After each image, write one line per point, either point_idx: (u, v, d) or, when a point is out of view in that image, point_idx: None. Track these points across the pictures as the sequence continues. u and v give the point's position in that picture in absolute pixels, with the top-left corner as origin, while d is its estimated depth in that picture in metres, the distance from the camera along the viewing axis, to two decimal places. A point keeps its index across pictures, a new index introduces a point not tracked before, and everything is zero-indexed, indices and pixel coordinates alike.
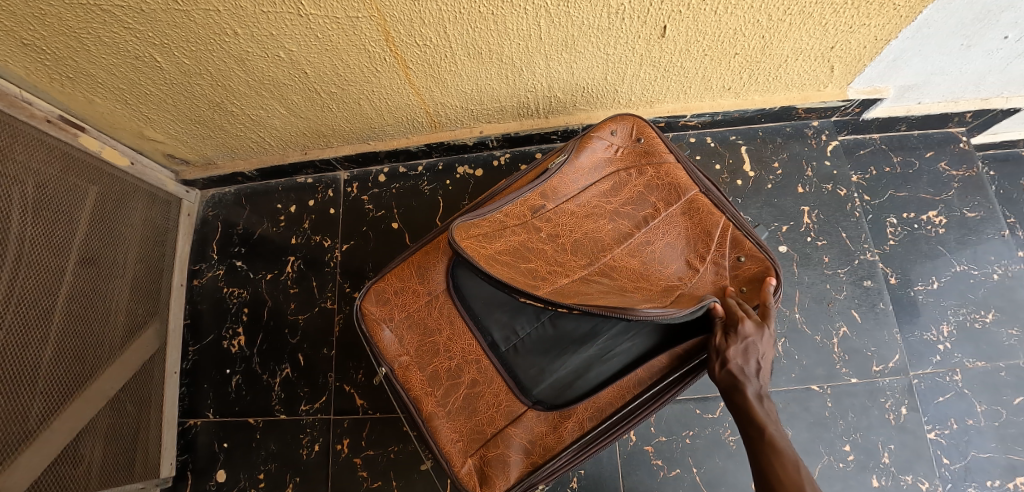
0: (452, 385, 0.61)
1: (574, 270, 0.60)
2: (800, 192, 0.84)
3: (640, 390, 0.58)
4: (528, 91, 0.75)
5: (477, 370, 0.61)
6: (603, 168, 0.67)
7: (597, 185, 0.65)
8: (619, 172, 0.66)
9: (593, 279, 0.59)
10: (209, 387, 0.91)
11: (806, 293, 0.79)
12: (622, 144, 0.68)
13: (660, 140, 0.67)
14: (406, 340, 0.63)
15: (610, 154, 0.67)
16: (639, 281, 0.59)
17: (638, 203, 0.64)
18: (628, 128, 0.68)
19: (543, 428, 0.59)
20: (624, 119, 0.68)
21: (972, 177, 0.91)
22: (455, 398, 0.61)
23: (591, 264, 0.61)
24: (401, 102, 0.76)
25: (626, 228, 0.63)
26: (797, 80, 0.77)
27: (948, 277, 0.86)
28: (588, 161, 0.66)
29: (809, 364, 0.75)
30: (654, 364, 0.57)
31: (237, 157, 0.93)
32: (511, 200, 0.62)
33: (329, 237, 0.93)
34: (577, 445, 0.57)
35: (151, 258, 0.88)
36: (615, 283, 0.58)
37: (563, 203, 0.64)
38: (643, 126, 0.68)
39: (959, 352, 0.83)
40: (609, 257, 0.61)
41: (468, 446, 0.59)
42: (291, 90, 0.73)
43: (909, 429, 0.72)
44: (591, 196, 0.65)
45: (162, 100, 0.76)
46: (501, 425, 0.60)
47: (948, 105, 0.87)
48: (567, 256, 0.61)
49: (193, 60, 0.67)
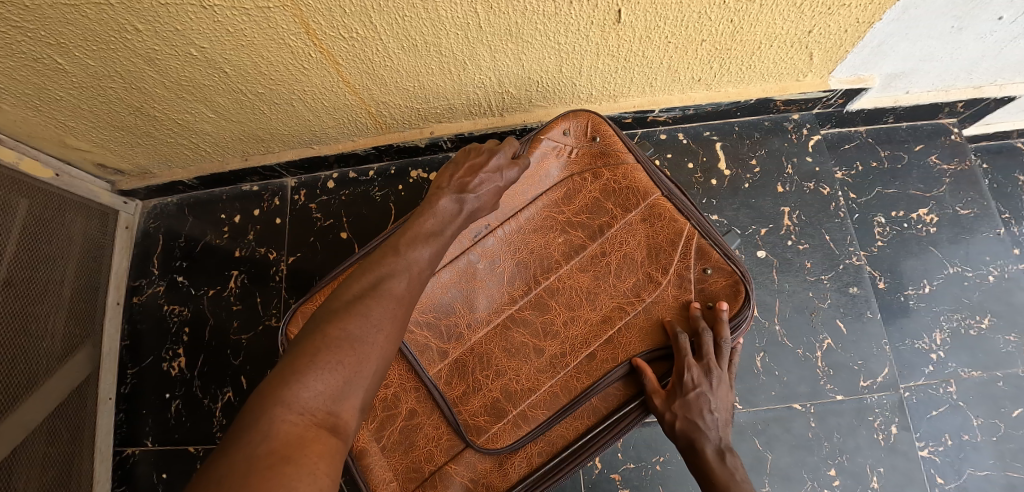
0: (388, 416, 0.54)
1: (501, 308, 0.57)
2: (780, 191, 0.78)
3: (594, 421, 0.55)
4: (476, 87, 0.68)
5: (415, 400, 0.55)
6: (556, 173, 0.61)
7: (549, 193, 0.60)
8: (574, 176, 0.60)
9: (520, 317, 0.57)
10: (148, 412, 0.84)
11: (786, 302, 0.72)
12: (577, 143, 0.61)
13: (618, 138, 0.61)
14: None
15: (564, 156, 0.61)
16: (573, 313, 0.57)
17: (593, 210, 0.59)
18: (582, 125, 0.62)
19: (487, 466, 0.55)
20: (577, 115, 0.62)
21: (965, 171, 0.85)
22: (389, 433, 0.54)
23: (528, 292, 0.57)
24: (339, 102, 0.69)
25: (579, 239, 0.59)
26: (773, 69, 0.70)
27: (941, 280, 0.80)
28: (539, 165, 0.60)
29: (791, 380, 0.69)
30: (610, 392, 0.55)
31: (173, 165, 0.86)
32: None
33: (274, 249, 0.86)
34: (523, 485, 0.54)
35: (84, 276, 0.81)
36: (541, 324, 0.57)
37: (512, 216, 0.59)
38: (599, 122, 0.62)
39: (953, 362, 0.76)
40: (553, 277, 0.58)
41: (403, 486, 0.54)
42: (214, 92, 0.66)
43: (900, 451, 0.66)
44: (541, 207, 0.60)
45: (77, 105, 0.67)
46: (440, 461, 0.54)
47: (938, 94, 0.81)
48: (499, 289, 0.57)
49: (98, 62, 0.59)
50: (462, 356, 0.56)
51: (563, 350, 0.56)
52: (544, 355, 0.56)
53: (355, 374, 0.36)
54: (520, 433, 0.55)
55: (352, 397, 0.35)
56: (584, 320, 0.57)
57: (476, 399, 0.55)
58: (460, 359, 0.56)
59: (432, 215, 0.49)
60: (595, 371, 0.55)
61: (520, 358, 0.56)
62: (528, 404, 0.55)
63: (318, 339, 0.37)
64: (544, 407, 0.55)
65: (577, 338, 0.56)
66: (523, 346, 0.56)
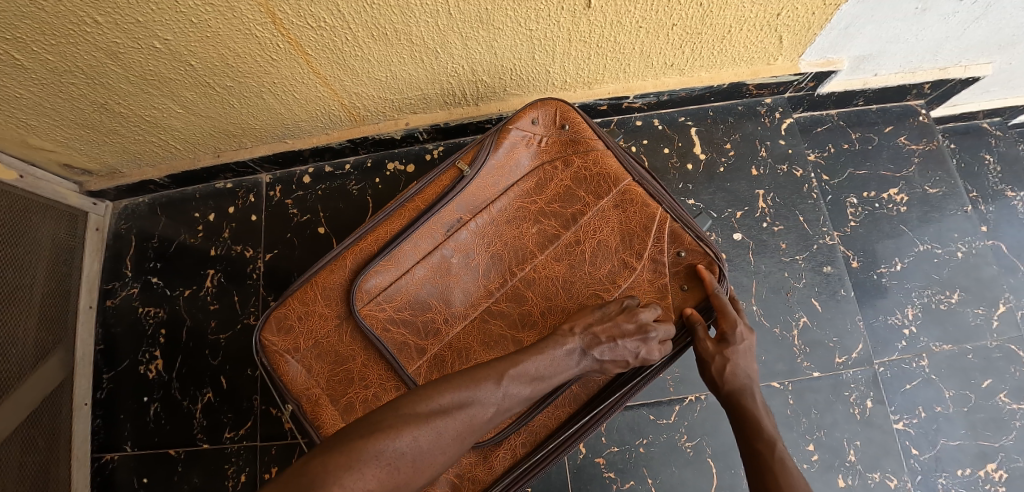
0: None
1: (477, 302, 0.57)
2: (755, 174, 0.79)
3: (574, 408, 0.56)
4: (449, 75, 0.68)
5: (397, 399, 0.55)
6: (527, 162, 0.61)
7: (521, 183, 0.60)
8: (545, 165, 0.61)
9: (497, 309, 0.57)
10: (126, 417, 0.82)
11: (763, 283, 0.73)
12: (546, 132, 0.62)
13: (587, 125, 0.61)
14: (315, 371, 0.56)
15: (534, 145, 0.61)
16: (550, 303, 0.57)
17: (566, 199, 0.59)
18: (551, 113, 0.62)
19: (472, 460, 0.54)
20: (546, 104, 0.62)
21: (933, 150, 0.87)
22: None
23: (504, 285, 0.58)
24: (311, 94, 0.69)
25: (553, 228, 0.59)
26: (744, 53, 0.71)
27: (912, 258, 0.82)
28: (509, 156, 0.60)
29: (769, 359, 0.70)
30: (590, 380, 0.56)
31: (144, 163, 0.84)
32: (420, 222, 0.57)
33: (251, 246, 0.85)
34: (509, 477, 0.54)
35: (55, 280, 0.79)
36: (518, 315, 0.57)
37: (484, 208, 0.59)
38: (568, 110, 0.62)
39: (925, 336, 0.78)
40: (529, 268, 0.58)
41: None
42: (181, 86, 0.64)
43: (875, 424, 0.67)
44: (514, 198, 0.60)
45: (38, 103, 0.64)
46: None
47: (905, 76, 0.83)
48: (474, 283, 0.57)
49: (57, 57, 0.57)
50: (441, 351, 0.56)
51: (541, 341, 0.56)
52: (522, 346, 0.56)
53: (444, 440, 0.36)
54: (501, 425, 0.55)
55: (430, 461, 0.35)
56: (561, 309, 0.57)
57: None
58: (438, 354, 0.56)
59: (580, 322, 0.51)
60: None
61: (499, 349, 0.56)
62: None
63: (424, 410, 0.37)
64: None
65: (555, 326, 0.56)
66: (500, 338, 0.56)
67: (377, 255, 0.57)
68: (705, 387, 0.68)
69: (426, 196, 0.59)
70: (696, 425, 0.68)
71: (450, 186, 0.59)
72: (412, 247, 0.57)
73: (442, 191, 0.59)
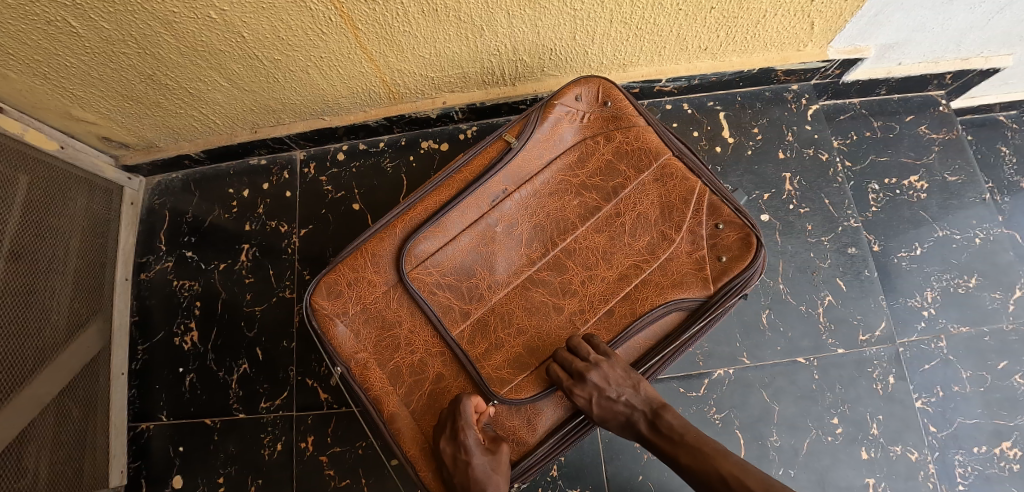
0: (416, 381, 0.57)
1: (520, 270, 0.59)
2: (781, 158, 0.81)
3: None
4: (491, 54, 0.70)
5: (442, 364, 0.57)
6: (570, 137, 0.63)
7: (563, 157, 0.62)
8: (587, 139, 0.63)
9: (539, 277, 0.59)
10: (161, 387, 0.84)
11: (790, 263, 0.75)
12: (589, 108, 0.64)
13: (628, 102, 0.64)
14: (363, 336, 0.57)
15: (577, 120, 0.64)
16: (590, 272, 0.59)
17: (608, 172, 0.62)
18: (594, 90, 0.64)
19: (516, 421, 0.56)
20: (589, 81, 0.64)
21: (952, 140, 0.90)
22: (419, 397, 0.56)
23: (547, 254, 0.59)
24: (355, 70, 0.70)
25: (594, 201, 0.61)
26: (776, 39, 0.73)
27: (931, 243, 0.84)
28: (553, 130, 0.63)
29: (795, 336, 0.72)
30: (630, 347, 0.58)
31: (181, 138, 0.85)
32: (467, 193, 0.60)
33: (285, 222, 0.87)
34: (553, 437, 0.56)
35: (93, 251, 0.80)
36: (559, 283, 0.59)
37: (528, 180, 0.61)
38: (610, 87, 0.64)
39: (943, 318, 0.81)
40: (570, 239, 0.60)
41: None
42: (228, 59, 0.66)
43: (897, 399, 0.70)
44: (556, 171, 0.62)
45: (87, 73, 0.66)
46: None
47: (929, 66, 0.85)
48: (517, 251, 0.59)
49: (113, 25, 0.58)
50: (484, 315, 0.58)
51: (581, 308, 0.58)
52: (562, 312, 0.58)
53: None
54: (544, 387, 0.56)
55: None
56: (601, 278, 0.59)
57: (498, 354, 0.57)
58: (482, 318, 0.58)
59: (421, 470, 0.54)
60: (614, 326, 0.58)
61: (540, 315, 0.58)
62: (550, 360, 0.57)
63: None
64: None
65: (596, 294, 0.58)
66: (542, 305, 0.58)
67: (425, 224, 0.59)
68: (733, 361, 0.71)
69: (473, 167, 0.62)
70: (725, 398, 0.70)
71: (497, 158, 0.61)
72: (459, 215, 0.60)
73: (489, 163, 0.62)
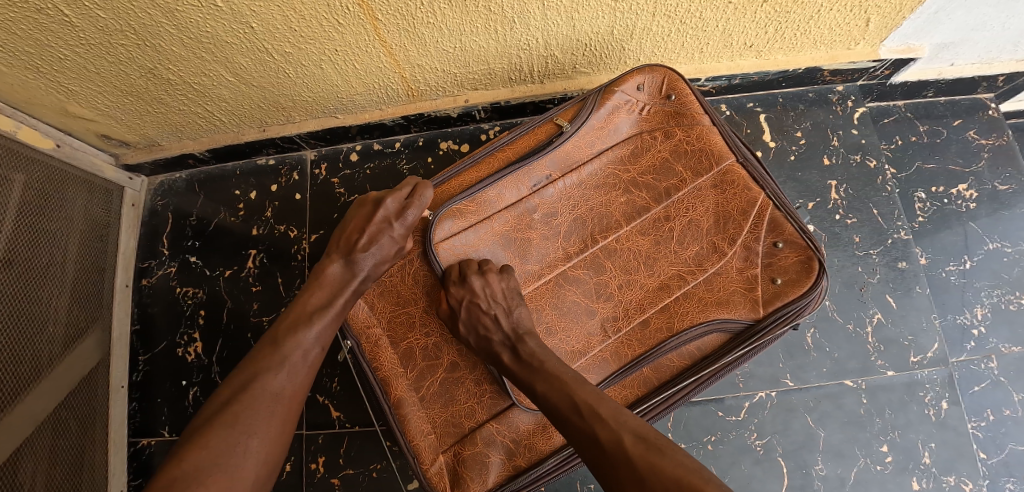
0: (429, 367, 0.55)
1: (553, 263, 0.58)
2: (826, 164, 0.76)
3: (646, 389, 0.57)
4: (520, 49, 0.64)
5: (457, 353, 0.56)
6: (626, 128, 0.61)
7: (615, 150, 0.60)
8: (643, 133, 0.61)
9: (574, 275, 0.58)
10: (163, 401, 0.80)
11: (835, 278, 0.71)
12: (650, 100, 0.61)
13: (694, 97, 0.60)
14: (378, 309, 0.56)
15: (636, 112, 0.61)
16: (629, 277, 0.58)
17: (662, 171, 0.60)
18: (658, 80, 0.61)
19: (531, 427, 0.55)
20: (654, 70, 0.61)
21: (1003, 146, 0.84)
22: (430, 384, 0.55)
23: (584, 250, 0.58)
24: (372, 65, 0.65)
25: (643, 200, 0.59)
26: (826, 36, 0.67)
27: (981, 256, 0.79)
28: (610, 118, 0.60)
29: (842, 356, 0.67)
30: (662, 363, 0.57)
31: (185, 136, 0.81)
32: (506, 174, 0.57)
33: (295, 227, 0.82)
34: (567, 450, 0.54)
35: (93, 256, 0.76)
36: (594, 284, 0.58)
37: (575, 169, 0.59)
38: (675, 79, 0.60)
39: (994, 338, 0.76)
40: (611, 238, 0.58)
41: (442, 440, 0.54)
42: (236, 51, 0.60)
43: (950, 426, 0.65)
44: (606, 163, 0.60)
45: (83, 67, 0.61)
46: (481, 418, 0.54)
47: (982, 67, 0.79)
48: (553, 244, 0.58)
49: (110, 14, 0.52)
50: None
51: (616, 314, 0.57)
52: (596, 316, 0.57)
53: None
54: None
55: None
56: (640, 285, 0.58)
57: None
58: None
59: (318, 289, 0.51)
60: (648, 339, 0.57)
61: (573, 317, 0.57)
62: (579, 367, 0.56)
63: (180, 466, 0.38)
64: (593, 372, 0.56)
65: (632, 301, 0.58)
66: (573, 305, 0.57)
67: (456, 196, 0.56)
68: (776, 384, 0.66)
69: (517, 148, 0.58)
70: (767, 424, 0.65)
71: (547, 140, 0.58)
72: (496, 195, 0.57)
73: (537, 144, 0.58)
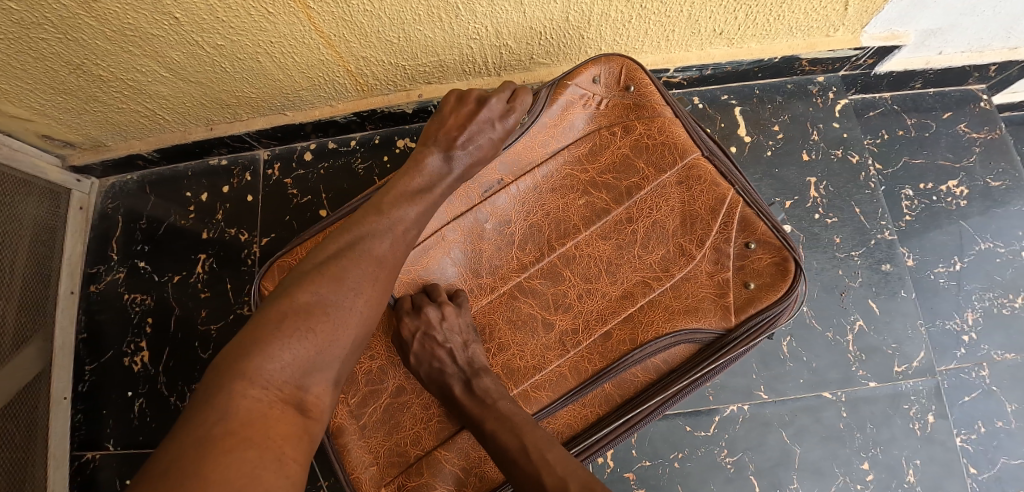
0: (371, 392, 0.51)
1: (507, 276, 0.54)
2: (806, 160, 0.71)
3: (606, 407, 0.53)
4: (470, 39, 0.60)
5: (403, 376, 0.51)
6: (582, 125, 0.56)
7: (571, 149, 0.56)
8: (602, 129, 0.56)
9: (528, 286, 0.53)
10: (110, 413, 0.76)
11: (814, 281, 0.66)
12: (607, 93, 0.56)
13: (653, 87, 0.56)
14: None
15: (592, 108, 0.56)
16: (589, 286, 0.54)
17: (624, 169, 0.55)
18: (615, 71, 0.56)
19: (478, 452, 0.51)
20: (610, 59, 0.56)
21: (995, 140, 0.79)
22: (372, 410, 0.50)
23: (542, 259, 0.54)
24: (313, 58, 0.61)
25: (603, 202, 0.55)
26: (801, 23, 0.63)
27: (972, 256, 0.74)
28: (563, 115, 0.56)
29: (821, 367, 0.63)
30: (625, 378, 0.53)
31: (131, 136, 0.76)
32: None
33: (246, 230, 0.78)
34: None
35: (37, 262, 0.72)
36: (551, 295, 0.53)
37: (529, 171, 0.55)
38: (633, 68, 0.56)
39: (986, 344, 0.71)
40: (570, 244, 0.54)
41: (385, 470, 0.50)
42: (166, 45, 0.56)
43: (937, 441, 0.60)
44: (563, 163, 0.55)
45: (5, 63, 0.56)
46: (428, 445, 0.51)
47: (972, 56, 0.74)
48: (507, 254, 0.54)
49: (22, 5, 0.48)
50: None
51: (574, 326, 0.53)
52: (552, 329, 0.53)
53: (323, 350, 0.34)
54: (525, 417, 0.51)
55: (320, 370, 0.34)
56: (602, 294, 0.53)
57: None
58: None
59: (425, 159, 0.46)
60: (608, 354, 0.53)
61: (528, 332, 0.53)
62: (532, 384, 0.52)
63: (274, 318, 0.34)
64: (548, 388, 0.52)
65: (591, 311, 0.53)
66: (528, 317, 0.53)
67: None
68: (750, 396, 0.62)
69: None
70: (739, 440, 0.61)
71: None
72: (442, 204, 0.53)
73: None
